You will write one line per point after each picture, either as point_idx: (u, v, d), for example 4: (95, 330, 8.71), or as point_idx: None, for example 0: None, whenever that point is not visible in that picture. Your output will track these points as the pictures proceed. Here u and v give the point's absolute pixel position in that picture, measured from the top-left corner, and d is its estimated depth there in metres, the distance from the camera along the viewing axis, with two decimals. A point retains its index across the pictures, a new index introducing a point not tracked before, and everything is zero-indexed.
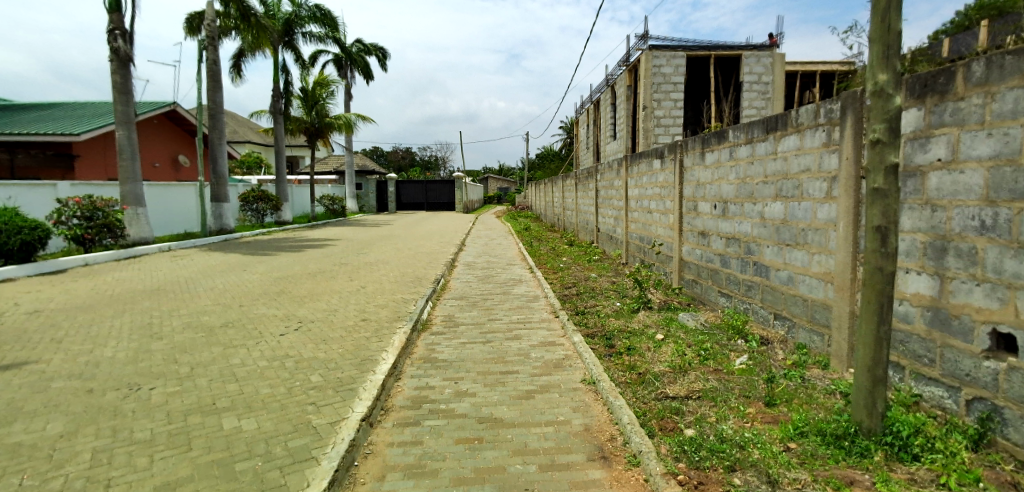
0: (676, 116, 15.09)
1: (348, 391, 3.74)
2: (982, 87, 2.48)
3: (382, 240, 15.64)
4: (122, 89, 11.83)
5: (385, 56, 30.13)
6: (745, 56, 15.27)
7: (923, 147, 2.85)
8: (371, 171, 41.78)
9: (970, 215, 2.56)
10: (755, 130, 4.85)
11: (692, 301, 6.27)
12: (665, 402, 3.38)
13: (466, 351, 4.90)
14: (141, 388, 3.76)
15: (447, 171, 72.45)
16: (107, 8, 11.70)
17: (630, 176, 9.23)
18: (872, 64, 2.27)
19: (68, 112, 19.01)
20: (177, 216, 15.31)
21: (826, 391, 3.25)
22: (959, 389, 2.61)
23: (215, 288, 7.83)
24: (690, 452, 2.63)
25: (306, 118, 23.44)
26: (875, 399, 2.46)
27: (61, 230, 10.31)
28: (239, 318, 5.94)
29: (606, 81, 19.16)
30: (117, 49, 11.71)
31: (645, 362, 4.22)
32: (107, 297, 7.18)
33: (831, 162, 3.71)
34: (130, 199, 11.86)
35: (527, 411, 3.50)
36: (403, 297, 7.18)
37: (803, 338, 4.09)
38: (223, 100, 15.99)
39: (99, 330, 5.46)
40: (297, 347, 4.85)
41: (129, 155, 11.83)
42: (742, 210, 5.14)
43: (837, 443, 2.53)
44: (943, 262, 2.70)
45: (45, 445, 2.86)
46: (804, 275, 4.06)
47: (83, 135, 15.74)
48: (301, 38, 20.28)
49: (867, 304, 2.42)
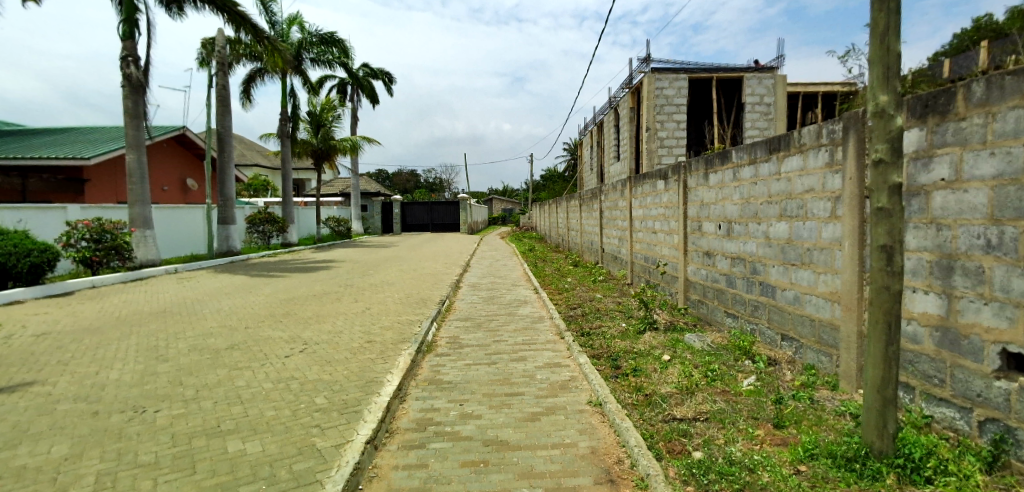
0: (679, 137, 15.24)
1: (353, 413, 3.72)
2: (984, 107, 2.50)
3: (388, 261, 15.72)
4: (133, 114, 12.07)
5: (391, 80, 30.64)
6: (746, 77, 15.50)
7: (925, 167, 2.87)
8: (377, 194, 42.16)
9: (975, 234, 2.56)
10: (758, 150, 4.90)
11: (698, 321, 6.26)
12: (673, 423, 3.34)
13: (472, 373, 4.87)
14: (146, 410, 3.76)
15: (451, 192, 73.13)
16: (121, 36, 12.04)
17: (634, 197, 9.27)
18: (872, 85, 2.31)
19: (78, 137, 19.23)
20: (185, 239, 15.48)
21: (836, 412, 3.21)
22: (971, 410, 2.57)
23: (220, 310, 7.84)
24: (699, 474, 2.59)
25: (312, 141, 23.74)
26: (886, 420, 2.42)
27: (70, 252, 10.43)
28: (245, 340, 5.93)
29: (609, 103, 19.40)
30: (130, 76, 11.99)
31: (651, 383, 4.19)
32: (114, 319, 7.21)
33: (834, 182, 3.73)
34: (139, 222, 12.00)
35: (533, 433, 3.46)
36: (409, 319, 7.18)
37: (811, 358, 4.06)
38: (232, 124, 16.21)
39: (105, 352, 5.46)
40: (302, 369, 4.84)
41: (138, 178, 11.98)
42: (747, 229, 5.15)
43: (848, 465, 2.50)
44: (950, 281, 2.70)
45: (50, 469, 2.86)
46: (811, 294, 4.04)
47: (93, 159, 16.02)
48: (310, 64, 20.75)
49: (876, 324, 2.40)
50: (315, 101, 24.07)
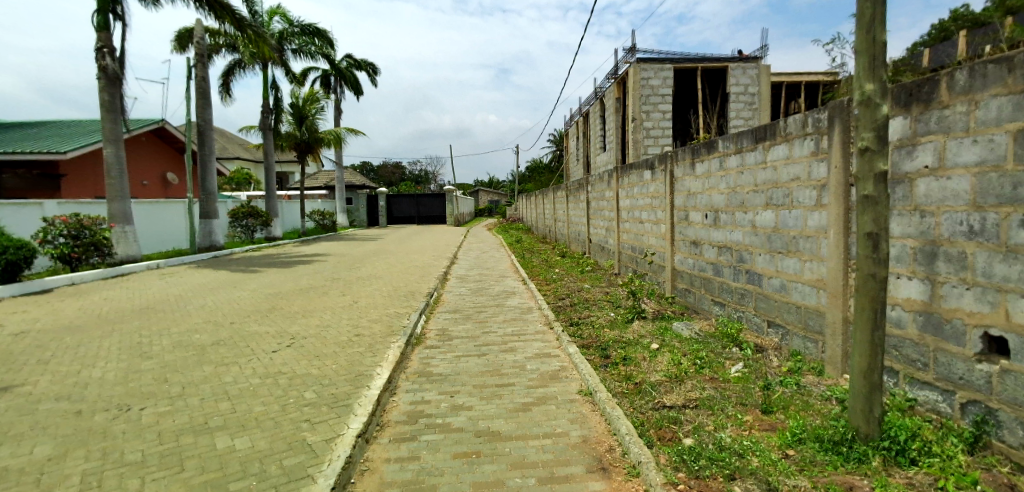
0: (665, 127, 15.29)
1: (343, 407, 3.70)
2: (967, 95, 2.53)
3: (375, 254, 15.62)
4: (109, 107, 11.75)
5: (374, 71, 30.21)
6: (731, 67, 15.56)
7: (909, 154, 2.91)
8: (362, 186, 41.77)
9: (958, 220, 2.60)
10: (744, 140, 4.93)
11: (685, 310, 6.32)
12: (663, 411, 3.38)
13: (462, 364, 4.87)
14: (132, 408, 3.69)
15: (437, 184, 72.80)
16: (95, 26, 11.69)
17: (621, 188, 9.29)
18: (859, 74, 2.32)
19: (52, 131, 18.69)
20: (166, 234, 15.19)
21: (822, 397, 3.27)
22: (953, 393, 2.63)
23: (205, 306, 7.72)
24: (690, 461, 2.61)
25: (296, 133, 23.38)
26: (872, 404, 2.47)
27: (47, 249, 10.17)
28: (232, 336, 5.85)
29: (595, 94, 19.37)
30: (105, 67, 11.66)
31: (641, 372, 4.23)
32: (95, 317, 7.06)
33: (820, 170, 3.77)
34: (118, 217, 11.75)
35: (525, 424, 3.48)
36: (396, 312, 7.15)
37: (797, 345, 4.13)
38: (212, 116, 15.88)
39: (87, 350, 5.34)
40: (290, 364, 4.78)
41: (117, 173, 11.69)
42: (733, 218, 5.19)
43: (836, 449, 2.54)
44: (933, 267, 2.75)
45: (33, 470, 2.79)
46: (797, 282, 4.09)
47: (69, 153, 15.61)
48: (291, 55, 20.38)
49: (862, 310, 2.44)
50: (297, 93, 23.64)
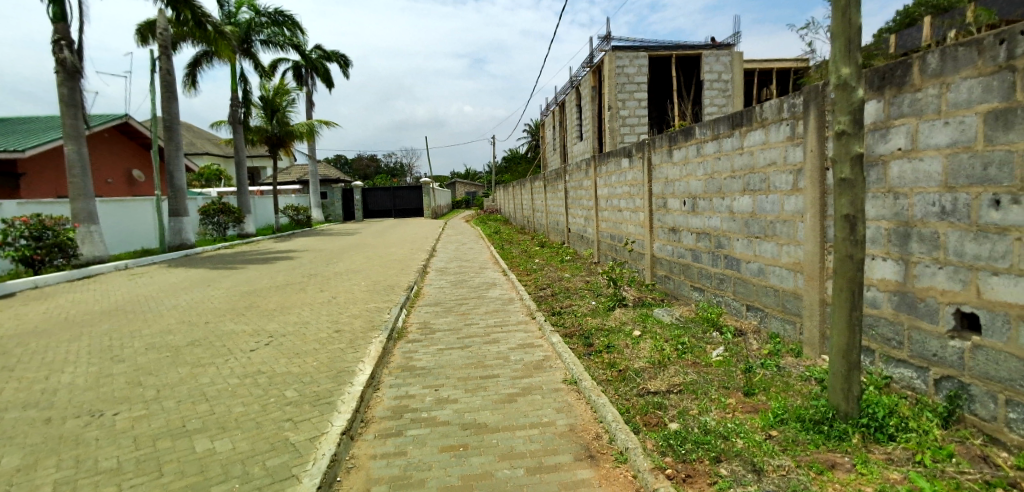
0: (641, 115, 15.36)
1: (326, 405, 3.63)
2: (938, 78, 2.59)
3: (352, 249, 15.40)
4: (69, 102, 11.26)
5: (346, 63, 29.63)
6: (704, 55, 15.71)
7: (883, 138, 2.96)
8: (337, 180, 41.08)
9: (931, 201, 2.66)
10: (721, 126, 4.97)
11: (665, 296, 6.39)
12: (648, 397, 3.41)
13: (445, 357, 4.83)
14: (104, 414, 3.57)
15: (413, 176, 72.07)
16: (51, 17, 11.13)
17: (599, 176, 9.30)
18: (836, 58, 2.34)
19: (7, 128, 17.81)
20: (134, 233, 14.70)
21: (802, 378, 3.34)
22: (928, 369, 2.71)
23: (178, 306, 7.50)
24: (676, 445, 2.64)
25: (267, 127, 22.79)
26: (851, 383, 2.53)
27: (7, 251, 9.69)
28: (207, 336, 5.70)
29: (570, 83, 19.36)
30: (64, 61, 11.14)
31: (624, 359, 4.25)
32: (61, 320, 6.80)
33: (796, 155, 3.82)
34: (82, 216, 11.33)
35: (511, 414, 3.47)
36: (377, 306, 7.07)
37: (775, 327, 4.21)
38: (178, 111, 15.33)
39: (53, 355, 5.14)
40: (269, 362, 4.68)
41: (79, 171, 11.24)
42: (711, 204, 5.24)
43: (816, 427, 2.60)
44: (907, 248, 2.81)
45: (1, 481, 2.67)
46: (775, 265, 4.17)
47: (27, 151, 14.93)
48: (260, 46, 19.82)
49: (839, 292, 2.49)
50: (267, 85, 23.02)
